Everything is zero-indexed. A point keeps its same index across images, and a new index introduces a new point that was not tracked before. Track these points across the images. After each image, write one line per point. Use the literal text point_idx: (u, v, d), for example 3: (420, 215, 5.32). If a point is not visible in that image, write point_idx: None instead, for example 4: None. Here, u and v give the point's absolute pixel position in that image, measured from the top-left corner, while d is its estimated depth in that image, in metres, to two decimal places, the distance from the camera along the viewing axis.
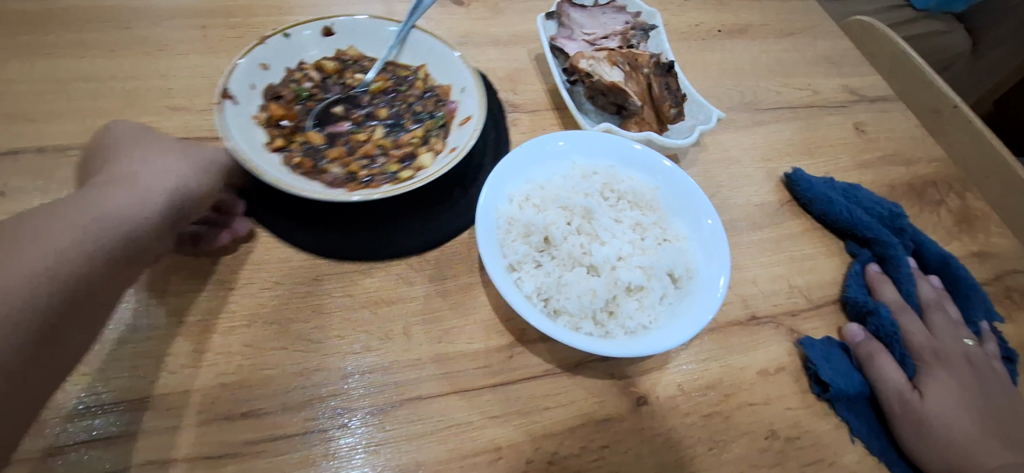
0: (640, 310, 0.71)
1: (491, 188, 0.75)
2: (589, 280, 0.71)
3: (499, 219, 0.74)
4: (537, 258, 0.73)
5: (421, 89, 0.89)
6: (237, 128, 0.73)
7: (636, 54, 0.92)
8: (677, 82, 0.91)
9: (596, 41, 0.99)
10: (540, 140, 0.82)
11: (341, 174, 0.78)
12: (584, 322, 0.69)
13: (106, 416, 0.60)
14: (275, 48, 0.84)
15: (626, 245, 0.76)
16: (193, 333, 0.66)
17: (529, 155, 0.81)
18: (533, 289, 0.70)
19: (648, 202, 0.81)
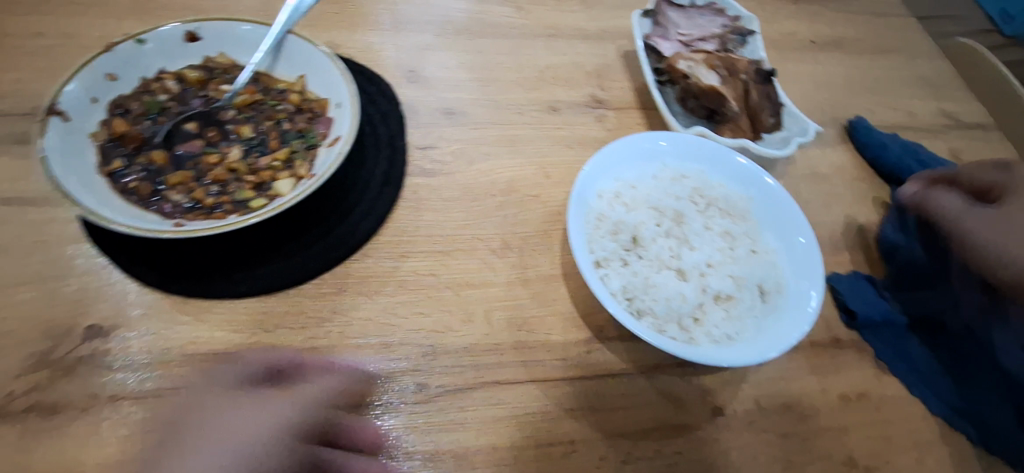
0: (727, 320, 0.71)
1: (585, 183, 0.76)
2: (678, 283, 0.73)
3: (590, 214, 0.76)
4: (624, 257, 0.75)
5: (296, 104, 0.74)
6: (62, 151, 0.61)
7: (733, 60, 0.93)
8: (773, 91, 0.92)
9: (692, 42, 0.97)
10: (640, 138, 0.82)
11: (182, 204, 0.64)
12: (671, 325, 0.70)
13: (205, 367, 0.62)
14: (128, 55, 0.70)
15: (714, 254, 0.78)
16: (286, 296, 0.68)
17: (624, 150, 0.81)
18: (620, 287, 0.71)
19: (738, 212, 0.82)
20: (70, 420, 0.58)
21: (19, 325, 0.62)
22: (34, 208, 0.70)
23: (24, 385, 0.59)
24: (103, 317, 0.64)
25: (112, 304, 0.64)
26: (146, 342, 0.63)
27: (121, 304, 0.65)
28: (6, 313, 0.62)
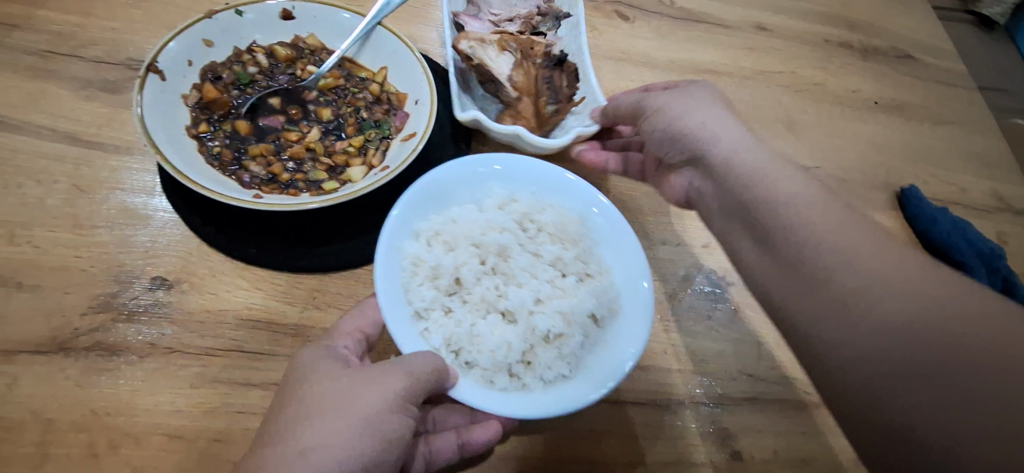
0: (560, 359, 0.66)
1: (395, 225, 0.67)
2: (504, 330, 0.67)
3: (403, 260, 0.67)
4: (447, 303, 0.68)
5: (376, 95, 0.76)
6: (156, 108, 0.64)
7: (532, 42, 0.85)
8: (564, 78, 0.84)
9: (499, 23, 0.91)
10: (468, 161, 0.74)
11: (261, 175, 0.67)
12: (501, 373, 0.65)
13: (257, 333, 0.65)
14: (227, 24, 0.73)
15: (546, 286, 0.72)
16: (341, 277, 0.70)
17: (441, 182, 0.73)
18: (443, 341, 0.65)
19: (569, 235, 0.74)
20: (128, 364, 0.61)
21: (93, 265, 0.65)
22: (117, 155, 0.73)
23: (91, 324, 0.62)
24: (169, 269, 0.67)
25: (178, 258, 0.67)
26: (207, 300, 0.66)
27: (188, 260, 0.68)
28: (82, 252, 0.66)
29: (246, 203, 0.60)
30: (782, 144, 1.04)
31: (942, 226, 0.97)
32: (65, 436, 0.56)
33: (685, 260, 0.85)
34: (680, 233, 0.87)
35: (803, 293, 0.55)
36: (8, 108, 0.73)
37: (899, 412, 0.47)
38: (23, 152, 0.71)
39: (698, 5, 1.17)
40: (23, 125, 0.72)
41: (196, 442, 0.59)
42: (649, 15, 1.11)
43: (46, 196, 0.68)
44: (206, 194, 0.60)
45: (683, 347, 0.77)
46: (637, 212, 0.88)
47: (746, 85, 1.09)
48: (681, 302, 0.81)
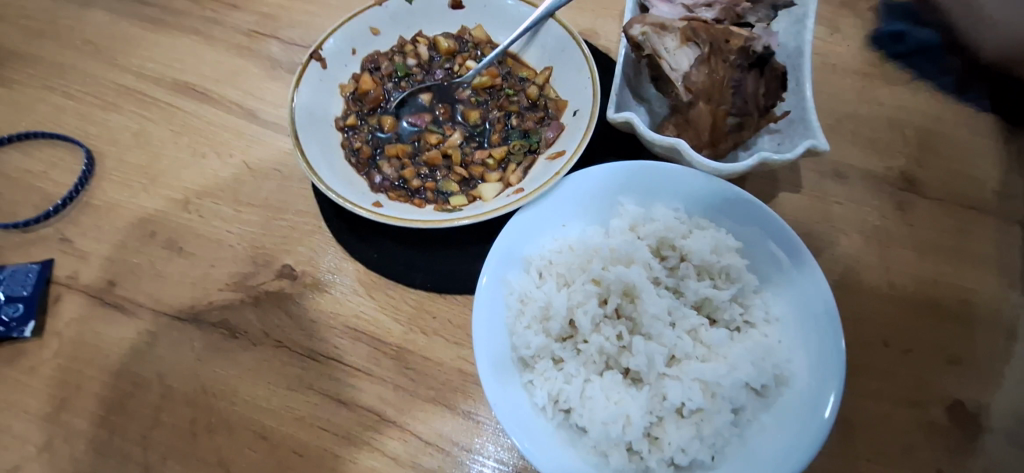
0: (698, 441, 0.49)
1: (499, 252, 0.54)
2: (625, 394, 0.51)
3: (507, 297, 0.54)
4: (557, 352, 0.54)
5: (532, 99, 0.66)
6: (310, 98, 0.63)
7: (729, 34, 0.64)
8: (761, 86, 0.63)
9: (692, 8, 0.71)
10: (602, 171, 0.58)
11: (393, 177, 0.63)
12: (618, 449, 0.49)
13: (359, 346, 0.61)
14: (396, 11, 0.69)
15: (686, 338, 0.53)
16: (454, 302, 0.62)
17: (563, 196, 0.57)
18: (548, 401, 0.51)
19: (722, 271, 0.55)
20: (241, 348, 0.61)
21: (237, 242, 0.67)
22: (282, 135, 0.75)
23: (222, 300, 0.64)
24: (296, 259, 0.66)
25: (306, 249, 0.66)
26: (321, 298, 0.64)
27: (315, 253, 0.66)
28: (233, 228, 0.69)
29: (365, 211, 0.56)
30: None
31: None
32: (177, 407, 0.59)
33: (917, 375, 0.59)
34: (914, 333, 0.61)
35: None
36: (210, 83, 0.80)
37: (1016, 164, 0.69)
38: (212, 125, 0.77)
39: None
40: (217, 100, 0.78)
41: (279, 449, 0.56)
42: None
43: (220, 169, 0.73)
44: (327, 194, 0.56)
45: None
46: (851, 289, 0.64)
47: None
48: (891, 437, 0.57)
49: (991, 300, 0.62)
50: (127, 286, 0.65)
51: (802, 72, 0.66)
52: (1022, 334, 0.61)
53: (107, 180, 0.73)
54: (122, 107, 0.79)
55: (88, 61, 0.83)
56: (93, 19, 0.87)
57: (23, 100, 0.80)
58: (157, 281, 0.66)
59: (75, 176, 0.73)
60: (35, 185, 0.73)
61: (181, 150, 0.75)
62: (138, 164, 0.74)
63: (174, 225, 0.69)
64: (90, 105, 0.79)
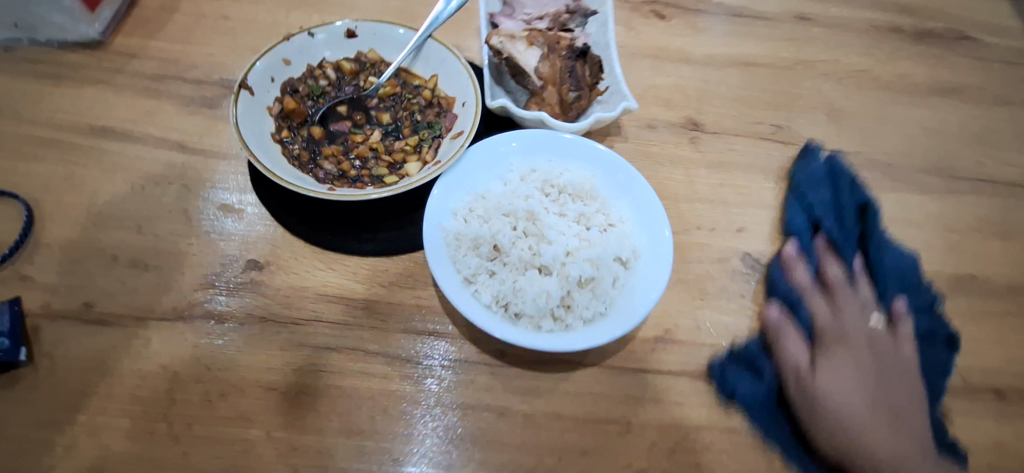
0: (595, 299, 0.73)
1: (433, 206, 0.74)
2: (542, 282, 0.73)
3: (446, 236, 0.73)
4: (490, 268, 0.74)
5: (428, 99, 0.87)
6: (248, 119, 0.76)
7: (558, 38, 0.91)
8: (587, 69, 0.90)
9: (529, 22, 0.97)
10: (493, 141, 0.80)
11: (332, 172, 0.79)
12: (546, 318, 0.71)
13: (333, 306, 0.77)
14: (302, 44, 0.84)
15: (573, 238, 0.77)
16: (400, 259, 0.81)
17: (470, 161, 0.79)
18: (492, 300, 0.71)
19: (586, 192, 0.80)
20: (230, 329, 0.73)
21: (199, 251, 0.79)
22: (215, 158, 0.87)
23: (200, 297, 0.75)
24: (260, 254, 0.79)
25: (266, 244, 0.80)
26: (291, 278, 0.78)
27: (275, 246, 0.80)
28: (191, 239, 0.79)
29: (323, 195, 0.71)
30: (828, 133, 1.04)
31: (807, 223, 0.89)
32: (186, 387, 0.69)
33: (720, 243, 0.89)
34: (714, 217, 0.91)
35: None
36: (129, 124, 0.89)
37: None
38: (144, 159, 0.86)
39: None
40: (141, 137, 0.88)
41: (287, 394, 0.70)
42: (685, 13, 1.16)
43: (162, 193, 0.83)
44: (288, 187, 0.70)
45: (718, 322, 0.82)
46: (671, 198, 0.93)
47: (787, 74, 1.11)
48: (716, 282, 0.85)
49: (752, 188, 0.96)
50: (105, 305, 0.74)
51: (613, 59, 0.94)
52: (774, 205, 0.94)
53: (50, 222, 0.79)
54: (42, 156, 0.84)
55: None
56: None
57: None
58: (132, 295, 0.75)
59: (15, 223, 0.79)
60: None
61: (116, 184, 0.83)
62: (75, 202, 0.81)
63: (131, 248, 0.78)
64: (8, 158, 0.84)
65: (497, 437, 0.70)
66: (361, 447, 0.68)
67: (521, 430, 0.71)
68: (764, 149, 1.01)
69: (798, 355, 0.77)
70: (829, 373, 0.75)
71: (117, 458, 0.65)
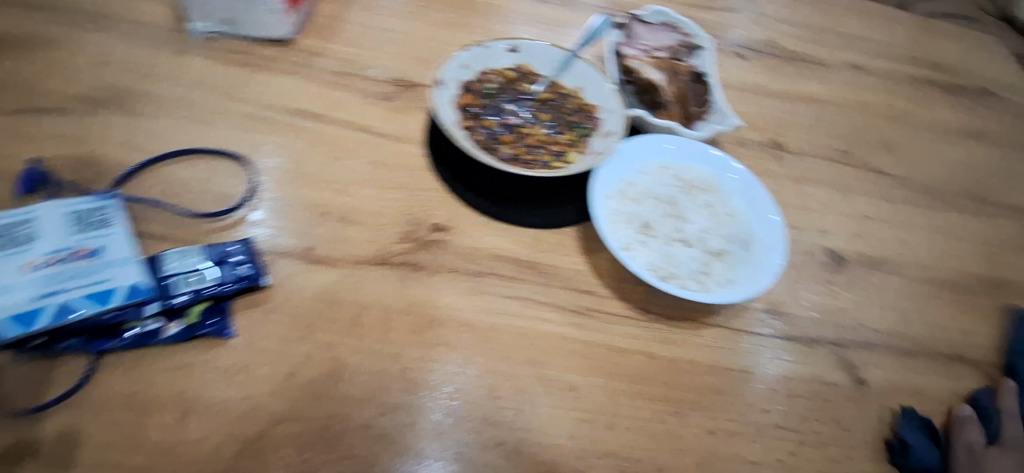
0: (728, 269, 0.89)
1: (597, 187, 0.91)
2: (685, 253, 0.90)
3: (607, 212, 0.90)
4: (642, 239, 0.90)
5: (577, 104, 1.05)
6: (443, 109, 0.96)
7: (677, 64, 1.11)
8: (703, 90, 1.10)
9: (650, 51, 1.15)
10: (640, 139, 0.98)
11: (509, 155, 0.96)
12: (691, 280, 0.87)
13: (506, 265, 0.93)
14: (476, 54, 1.04)
15: (705, 222, 0.94)
16: (557, 232, 0.98)
17: (621, 154, 0.96)
18: (647, 263, 0.88)
19: (712, 187, 0.98)
20: (427, 276, 0.89)
21: (394, 213, 0.95)
22: (397, 142, 1.04)
23: (400, 250, 0.91)
24: (443, 219, 0.96)
25: (447, 212, 0.97)
26: (470, 239, 0.94)
27: (454, 214, 0.97)
28: (386, 205, 0.96)
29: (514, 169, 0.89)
30: (884, 159, 1.25)
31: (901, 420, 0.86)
32: (398, 318, 0.84)
33: (809, 238, 1.07)
34: (800, 217, 1.10)
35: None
36: (322, 108, 1.06)
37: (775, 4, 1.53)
38: (338, 137, 1.03)
39: (798, 48, 1.43)
40: (333, 119, 1.05)
41: (479, 329, 0.85)
42: (760, 56, 1.39)
43: (358, 166, 1.00)
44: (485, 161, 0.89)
45: (813, 300, 0.99)
46: None
47: (845, 110, 1.32)
48: (807, 268, 1.03)
49: (828, 197, 1.14)
50: (324, 249, 0.89)
51: (717, 82, 1.13)
52: (848, 212, 1.13)
53: (269, 180, 0.95)
54: (255, 128, 1.01)
55: (209, 96, 1.04)
56: (198, 64, 1.08)
57: (162, 126, 0.99)
58: (344, 243, 0.90)
59: (242, 180, 0.95)
60: (206, 188, 0.93)
61: (320, 155, 1.00)
62: (287, 166, 0.97)
63: (338, 206, 0.94)
64: (228, 129, 1.00)
65: (649, 374, 0.86)
66: (542, 374, 0.83)
67: (667, 370, 0.87)
68: (834, 167, 1.20)
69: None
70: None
71: (348, 367, 0.79)
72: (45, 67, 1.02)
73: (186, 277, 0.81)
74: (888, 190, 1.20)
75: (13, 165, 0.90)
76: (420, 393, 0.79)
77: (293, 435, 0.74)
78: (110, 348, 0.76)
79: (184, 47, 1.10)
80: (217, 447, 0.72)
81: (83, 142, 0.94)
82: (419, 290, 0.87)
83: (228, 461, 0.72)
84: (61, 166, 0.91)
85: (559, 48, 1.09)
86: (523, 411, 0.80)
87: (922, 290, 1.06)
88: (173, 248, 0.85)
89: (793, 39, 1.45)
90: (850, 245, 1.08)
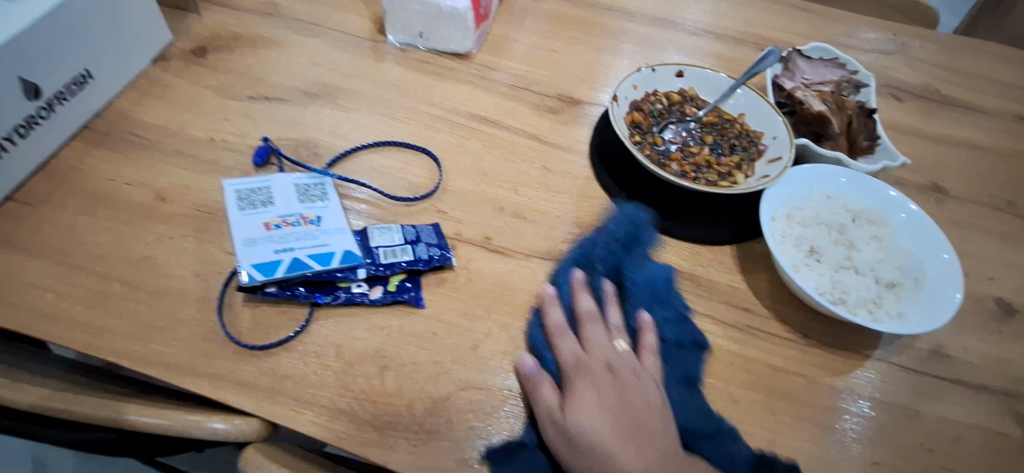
0: (899, 302, 0.89)
1: (766, 209, 0.94)
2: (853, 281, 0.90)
3: (775, 233, 0.93)
4: (808, 263, 0.92)
5: (740, 130, 1.09)
6: (617, 123, 1.03)
7: (844, 99, 1.12)
8: (871, 125, 1.10)
9: (813, 85, 1.17)
10: (810, 167, 0.99)
11: (676, 171, 1.01)
12: (860, 308, 0.88)
13: (665, 274, 0.97)
14: (646, 77, 1.11)
15: (873, 253, 0.94)
16: (714, 248, 1.01)
17: (789, 179, 0.98)
18: (813, 287, 0.89)
19: (880, 220, 0.97)
20: None
21: (561, 214, 1.03)
22: (562, 152, 1.13)
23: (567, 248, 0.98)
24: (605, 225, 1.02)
25: (609, 219, 1.03)
26: None
27: None
28: (553, 206, 1.03)
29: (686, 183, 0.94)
30: None
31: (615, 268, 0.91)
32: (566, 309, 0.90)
33: (976, 285, 1.03)
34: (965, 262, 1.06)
35: (903, 30, 1.54)
36: (496, 117, 1.17)
37: (932, 49, 1.50)
38: (510, 143, 1.13)
39: (958, 94, 1.40)
40: (506, 127, 1.15)
41: (641, 330, 0.90)
42: (916, 98, 1.37)
43: (528, 170, 1.09)
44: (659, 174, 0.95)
45: (981, 347, 0.95)
46: None
47: (1012, 160, 1.27)
48: (975, 315, 0.99)
49: (996, 245, 1.10)
50: (500, 240, 0.98)
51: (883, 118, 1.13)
52: (1020, 263, 1.08)
53: (452, 174, 1.06)
54: (439, 128, 1.13)
55: (401, 97, 1.18)
56: (393, 71, 1.23)
57: (363, 119, 1.13)
58: (517, 236, 0.98)
59: (429, 172, 1.06)
60: (400, 176, 1.04)
61: (495, 157, 1.10)
62: (467, 164, 1.08)
63: (511, 203, 1.03)
64: (417, 126, 1.13)
65: (809, 397, 0.86)
66: (701, 381, 0.86)
67: (828, 397, 0.87)
68: (1001, 216, 1.15)
69: (564, 350, 0.85)
70: (587, 407, 0.79)
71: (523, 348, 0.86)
72: (272, 64, 1.21)
73: (389, 250, 0.91)
74: None
75: (249, 142, 1.06)
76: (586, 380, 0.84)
77: (476, 403, 0.80)
78: (324, 302, 0.86)
79: (381, 55, 1.26)
80: (410, 402, 0.79)
81: (301, 128, 1.10)
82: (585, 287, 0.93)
83: (418, 416, 0.79)
84: (285, 146, 1.06)
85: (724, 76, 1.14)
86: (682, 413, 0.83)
87: None
88: (375, 224, 0.96)
89: (952, 84, 1.42)
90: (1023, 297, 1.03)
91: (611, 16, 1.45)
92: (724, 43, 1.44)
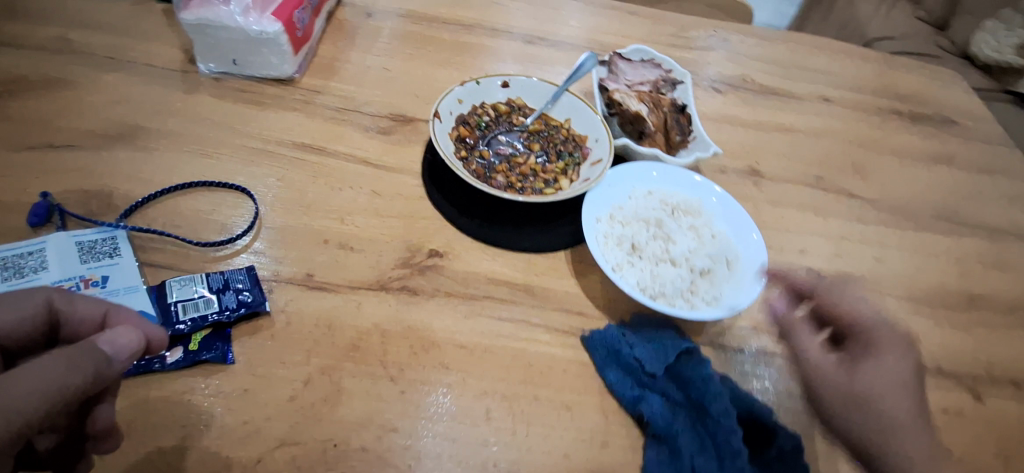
0: (713, 287, 0.93)
1: (588, 211, 0.96)
2: (673, 272, 0.94)
3: (598, 235, 0.95)
4: (631, 260, 0.95)
5: (566, 136, 1.11)
6: (441, 141, 1.00)
7: (660, 97, 1.18)
8: (686, 121, 1.17)
9: (633, 86, 1.22)
10: (627, 169, 1.03)
11: (502, 183, 1.01)
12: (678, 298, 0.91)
13: (500, 289, 0.96)
14: (470, 89, 1.10)
15: (691, 243, 0.99)
16: (549, 257, 1.01)
17: (609, 182, 1.01)
18: (636, 283, 0.91)
19: (697, 210, 1.03)
20: (424, 300, 0.92)
21: (391, 240, 0.99)
22: (393, 174, 1.09)
23: (397, 275, 0.94)
24: (439, 245, 0.99)
25: (442, 239, 1.00)
26: (465, 265, 0.97)
27: (450, 240, 1.00)
28: (383, 232, 0.99)
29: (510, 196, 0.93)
30: (857, 183, 1.31)
31: (637, 390, 0.85)
32: (397, 342, 0.86)
33: (790, 260, 1.11)
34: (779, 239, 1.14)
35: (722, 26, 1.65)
36: (323, 144, 1.11)
37: (748, 42, 1.63)
38: (337, 170, 1.07)
39: (773, 82, 1.52)
40: (333, 154, 1.10)
41: (474, 350, 0.88)
42: (736, 90, 1.47)
43: (357, 197, 1.04)
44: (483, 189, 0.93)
45: (796, 318, 1.02)
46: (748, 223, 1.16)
47: (819, 138, 1.39)
48: (790, 288, 1.06)
49: (806, 219, 1.19)
50: (323, 275, 0.92)
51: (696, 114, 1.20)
52: (827, 233, 1.18)
53: (271, 210, 0.99)
54: (258, 162, 1.05)
55: (214, 131, 1.08)
56: (204, 102, 1.13)
57: (168, 159, 1.02)
58: (343, 269, 0.93)
59: (245, 210, 0.98)
60: (210, 218, 0.96)
61: (320, 186, 1.04)
62: (289, 197, 1.01)
63: (338, 233, 0.98)
64: (231, 162, 1.04)
65: None
66: (536, 394, 0.85)
67: None
68: (810, 191, 1.26)
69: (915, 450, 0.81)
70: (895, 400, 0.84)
71: (347, 390, 0.80)
72: (58, 105, 1.06)
73: (190, 305, 0.82)
74: (863, 211, 1.25)
75: (21, 197, 0.92)
76: (416, 410, 0.80)
77: (292, 460, 0.73)
78: None
79: (190, 86, 1.15)
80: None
81: (89, 175, 0.97)
82: (417, 315, 0.90)
83: None
84: (71, 198, 0.93)
85: (548, 83, 1.16)
86: (517, 431, 0.81)
87: (901, 305, 1.09)
88: (176, 277, 0.87)
89: (767, 73, 1.54)
90: (830, 265, 1.12)
91: (446, 30, 1.44)
92: (559, 50, 1.46)
